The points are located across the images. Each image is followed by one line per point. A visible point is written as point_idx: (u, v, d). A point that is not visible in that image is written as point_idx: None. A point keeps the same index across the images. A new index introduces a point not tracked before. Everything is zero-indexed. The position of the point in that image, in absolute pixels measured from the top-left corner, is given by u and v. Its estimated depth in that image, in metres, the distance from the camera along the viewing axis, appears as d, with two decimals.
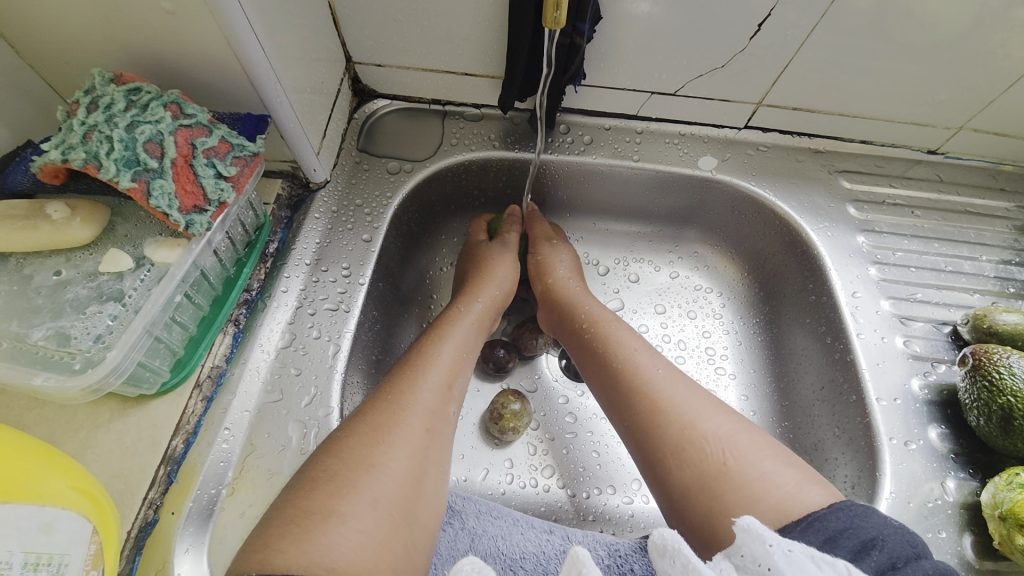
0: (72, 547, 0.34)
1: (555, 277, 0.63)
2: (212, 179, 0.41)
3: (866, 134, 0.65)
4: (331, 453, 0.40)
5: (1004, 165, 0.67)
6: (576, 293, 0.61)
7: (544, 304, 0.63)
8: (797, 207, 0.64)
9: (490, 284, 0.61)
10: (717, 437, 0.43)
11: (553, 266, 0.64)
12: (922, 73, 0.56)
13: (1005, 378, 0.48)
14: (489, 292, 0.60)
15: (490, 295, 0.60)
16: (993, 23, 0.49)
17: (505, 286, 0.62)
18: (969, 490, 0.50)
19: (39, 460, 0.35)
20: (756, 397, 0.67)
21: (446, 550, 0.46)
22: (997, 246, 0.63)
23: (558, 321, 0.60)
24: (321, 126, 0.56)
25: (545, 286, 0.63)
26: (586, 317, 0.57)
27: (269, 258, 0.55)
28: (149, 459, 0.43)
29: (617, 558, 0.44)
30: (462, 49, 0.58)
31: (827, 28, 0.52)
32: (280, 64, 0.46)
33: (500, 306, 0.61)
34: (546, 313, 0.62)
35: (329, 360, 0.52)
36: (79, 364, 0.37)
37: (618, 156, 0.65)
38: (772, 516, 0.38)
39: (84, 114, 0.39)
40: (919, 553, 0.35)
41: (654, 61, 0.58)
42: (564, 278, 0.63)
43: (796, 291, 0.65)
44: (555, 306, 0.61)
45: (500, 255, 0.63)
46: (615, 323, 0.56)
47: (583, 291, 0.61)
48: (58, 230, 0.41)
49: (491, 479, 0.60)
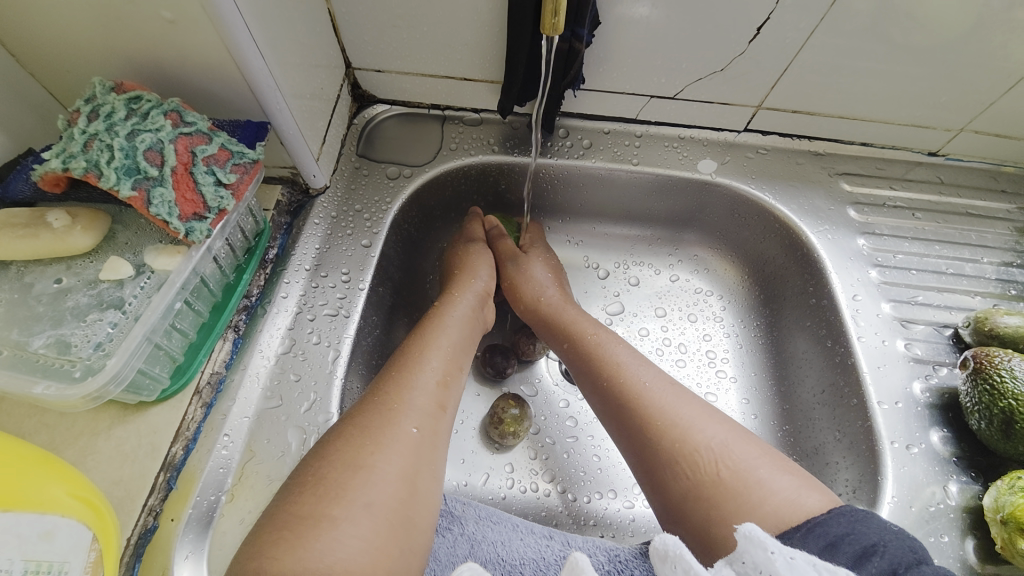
0: (72, 555, 0.34)
1: (538, 287, 0.63)
2: (212, 186, 0.42)
3: (866, 136, 0.65)
4: (322, 456, 0.40)
5: (1004, 167, 0.67)
6: (561, 304, 0.60)
7: (530, 316, 0.62)
8: (798, 210, 0.64)
9: (482, 287, 0.61)
10: (710, 448, 0.42)
11: (546, 276, 0.63)
12: (921, 75, 0.56)
13: (1007, 381, 0.47)
14: (472, 289, 0.60)
15: (482, 297, 0.60)
16: (991, 25, 0.49)
17: (488, 285, 0.62)
18: (972, 493, 0.50)
19: (39, 467, 0.35)
20: (757, 400, 0.67)
21: (445, 556, 0.46)
22: (998, 248, 0.62)
23: (547, 333, 0.60)
24: (321, 132, 0.57)
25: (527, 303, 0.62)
26: (573, 327, 0.57)
27: (269, 264, 0.55)
28: (150, 465, 0.43)
29: (617, 563, 0.44)
30: (461, 54, 0.58)
31: (826, 31, 0.52)
32: (280, 72, 0.46)
33: (485, 311, 0.60)
34: (534, 327, 0.62)
35: (329, 366, 0.52)
36: (79, 372, 0.38)
37: (618, 160, 0.65)
38: (771, 524, 0.38)
39: (85, 123, 0.39)
40: (920, 559, 0.34)
41: (652, 65, 0.58)
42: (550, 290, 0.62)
43: (797, 294, 0.65)
44: (541, 319, 0.61)
45: (483, 266, 0.63)
46: (594, 335, 0.55)
47: (564, 301, 0.61)
48: (59, 238, 0.41)
49: (491, 484, 0.61)
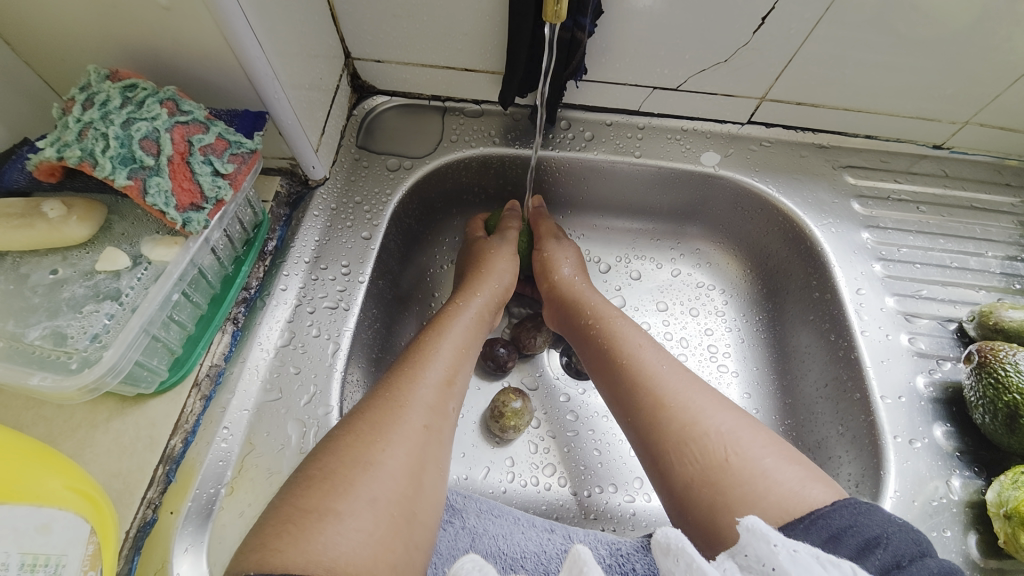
0: (70, 548, 0.34)
1: (560, 272, 0.63)
2: (209, 176, 0.41)
3: (871, 128, 0.65)
4: (329, 451, 0.39)
5: (1009, 160, 0.66)
6: (579, 290, 0.60)
7: (543, 305, 0.62)
8: (802, 203, 0.63)
9: (494, 281, 0.60)
10: (720, 433, 0.42)
11: (557, 265, 0.63)
12: (927, 67, 0.55)
13: (1011, 375, 0.47)
14: (494, 290, 0.59)
15: (490, 291, 0.60)
16: (999, 16, 0.49)
17: (507, 280, 0.61)
18: (975, 488, 0.49)
19: (35, 460, 0.35)
20: (759, 394, 0.67)
21: (446, 549, 0.46)
22: (1003, 242, 0.62)
23: (564, 317, 0.60)
24: (320, 123, 0.56)
25: (547, 284, 0.62)
26: (592, 313, 0.57)
27: (268, 256, 0.54)
28: (148, 458, 0.43)
29: (619, 557, 0.43)
30: (461, 44, 0.57)
31: (831, 21, 0.51)
32: (278, 61, 0.45)
33: (500, 299, 0.60)
34: (552, 311, 0.62)
35: (329, 359, 0.51)
36: (75, 364, 0.37)
37: (620, 152, 0.65)
38: (773, 514, 0.37)
39: (79, 111, 0.38)
40: (923, 552, 0.34)
41: (655, 56, 0.57)
42: (568, 274, 0.62)
43: (800, 289, 0.64)
44: (561, 304, 0.61)
45: (501, 252, 0.63)
46: (620, 319, 0.55)
47: (588, 287, 0.61)
48: (54, 228, 0.41)
49: (492, 478, 0.60)
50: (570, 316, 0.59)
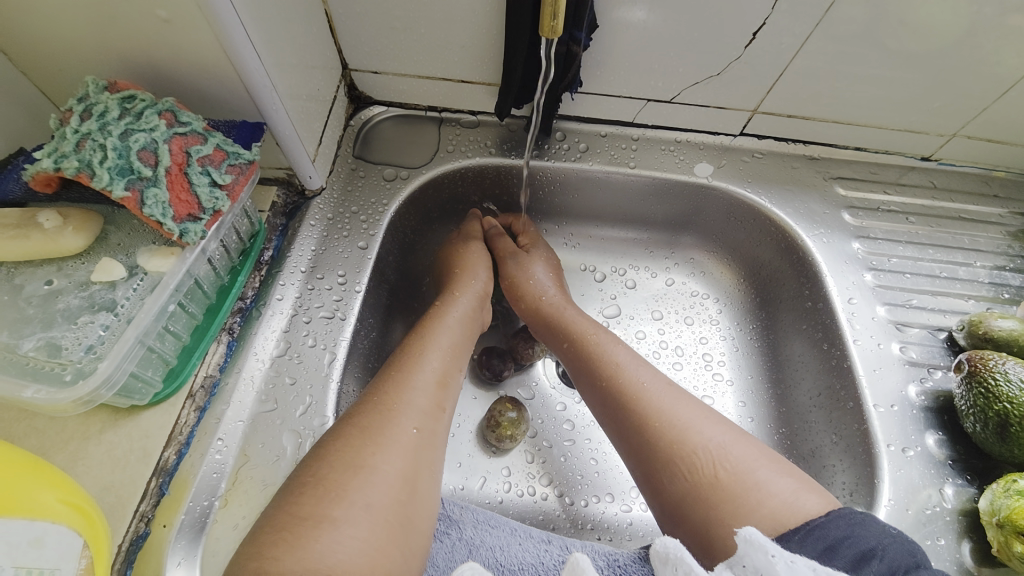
0: (63, 562, 0.33)
1: (538, 287, 0.62)
2: (207, 187, 0.41)
3: (861, 141, 0.66)
4: (321, 457, 0.39)
5: (996, 171, 0.67)
6: (557, 306, 0.60)
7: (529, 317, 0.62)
8: (793, 214, 0.64)
9: (482, 287, 0.61)
10: (708, 449, 0.42)
11: (530, 282, 0.63)
12: (914, 80, 0.56)
13: (1001, 384, 0.47)
14: (473, 289, 0.60)
15: (481, 299, 0.60)
16: (984, 32, 0.50)
17: (486, 291, 0.61)
18: (967, 496, 0.50)
19: (28, 473, 0.34)
20: (754, 403, 0.67)
21: (444, 561, 0.45)
22: (992, 252, 0.63)
23: (546, 334, 0.60)
24: (317, 133, 0.56)
25: (527, 302, 0.62)
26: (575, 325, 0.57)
27: (264, 266, 0.54)
28: (141, 470, 0.42)
29: (616, 568, 0.41)
30: (458, 56, 0.58)
31: (822, 36, 0.52)
32: (276, 72, 0.46)
33: (481, 316, 0.60)
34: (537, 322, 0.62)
35: (325, 369, 0.51)
36: (70, 376, 0.37)
37: (615, 163, 0.65)
38: (768, 526, 0.37)
39: (77, 122, 0.38)
40: (918, 563, 0.34)
41: (650, 69, 0.58)
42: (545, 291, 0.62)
43: (793, 298, 0.65)
44: (541, 321, 0.60)
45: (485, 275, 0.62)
46: (602, 332, 0.56)
47: (564, 302, 0.61)
48: (50, 238, 0.41)
49: (489, 488, 0.60)
50: (551, 335, 0.59)
